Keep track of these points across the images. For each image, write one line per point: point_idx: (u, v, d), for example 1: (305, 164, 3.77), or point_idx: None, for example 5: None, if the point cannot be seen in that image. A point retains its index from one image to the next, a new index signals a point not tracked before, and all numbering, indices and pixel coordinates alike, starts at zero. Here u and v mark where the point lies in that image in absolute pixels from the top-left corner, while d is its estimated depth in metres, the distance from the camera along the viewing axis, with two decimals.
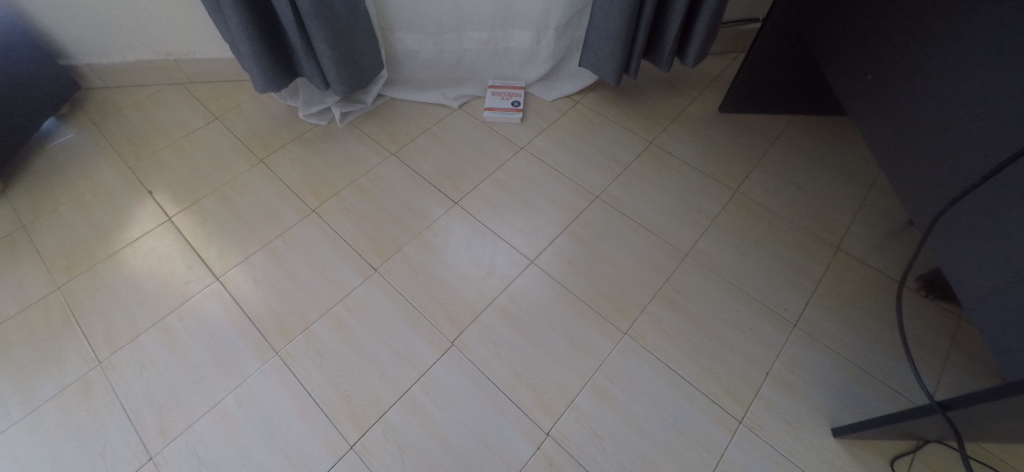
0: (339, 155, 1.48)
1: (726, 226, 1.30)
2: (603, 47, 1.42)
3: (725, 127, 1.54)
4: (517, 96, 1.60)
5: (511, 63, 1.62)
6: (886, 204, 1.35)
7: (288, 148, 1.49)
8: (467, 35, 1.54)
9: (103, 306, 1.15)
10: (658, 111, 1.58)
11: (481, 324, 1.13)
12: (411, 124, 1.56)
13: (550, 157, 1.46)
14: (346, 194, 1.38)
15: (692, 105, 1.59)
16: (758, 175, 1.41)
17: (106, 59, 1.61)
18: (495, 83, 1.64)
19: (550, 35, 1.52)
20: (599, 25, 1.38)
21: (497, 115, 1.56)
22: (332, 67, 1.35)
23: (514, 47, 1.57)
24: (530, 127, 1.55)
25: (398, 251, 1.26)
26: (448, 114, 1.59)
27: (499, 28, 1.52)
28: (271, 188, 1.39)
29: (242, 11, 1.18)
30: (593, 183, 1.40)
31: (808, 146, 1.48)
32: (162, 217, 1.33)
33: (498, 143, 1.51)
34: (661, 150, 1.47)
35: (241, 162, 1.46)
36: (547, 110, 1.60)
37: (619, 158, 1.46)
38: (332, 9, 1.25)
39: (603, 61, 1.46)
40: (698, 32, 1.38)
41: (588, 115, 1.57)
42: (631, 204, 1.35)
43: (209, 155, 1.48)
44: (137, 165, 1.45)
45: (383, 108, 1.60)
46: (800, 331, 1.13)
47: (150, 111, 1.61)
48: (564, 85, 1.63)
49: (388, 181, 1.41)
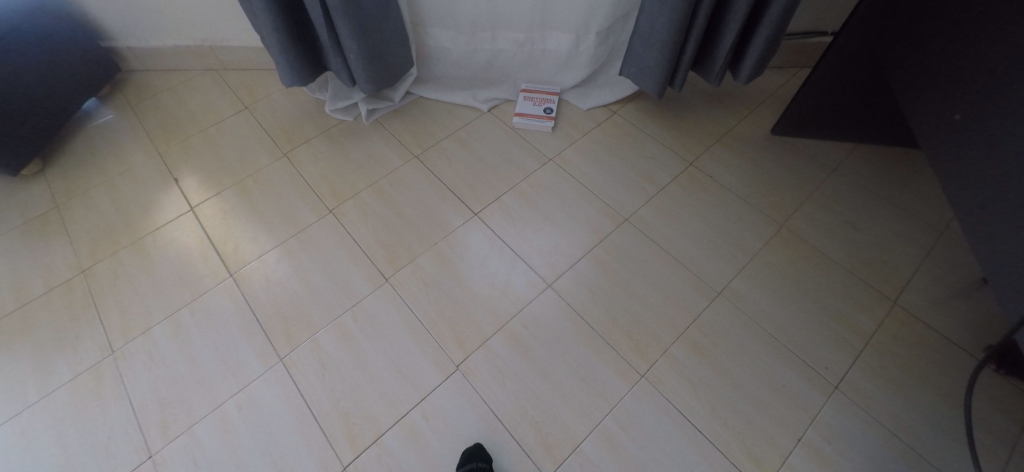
0: (362, 154, 1.44)
1: (767, 264, 1.20)
2: (647, 57, 1.31)
3: (775, 152, 1.42)
4: (551, 102, 1.51)
5: (547, 66, 1.53)
6: (957, 257, 1.22)
7: (313, 144, 1.48)
8: (502, 35, 1.46)
9: (121, 294, 1.16)
10: (701, 130, 1.47)
11: (489, 349, 1.07)
12: (438, 126, 1.50)
13: (580, 172, 1.37)
14: (365, 196, 1.35)
15: (739, 125, 1.47)
16: (808, 208, 1.30)
17: (146, 42, 1.63)
18: (528, 87, 1.56)
19: (590, 40, 1.43)
20: (644, 33, 1.27)
21: (527, 122, 1.48)
22: (359, 64, 1.30)
23: (551, 51, 1.48)
24: (561, 137, 1.46)
25: (411, 261, 1.22)
26: (476, 117, 1.52)
27: (536, 30, 1.44)
28: (293, 185, 1.38)
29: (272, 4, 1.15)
30: (623, 203, 1.30)
31: (870, 181, 1.36)
32: (185, 207, 1.33)
33: (526, 152, 1.43)
34: (700, 173, 1.37)
35: (266, 155, 1.45)
36: (581, 119, 1.50)
37: (653, 178, 1.35)
38: (360, 4, 1.20)
39: (646, 72, 1.35)
40: (756, 46, 1.25)
41: (625, 128, 1.47)
42: (663, 230, 1.25)
43: (237, 146, 1.48)
44: (166, 152, 1.46)
45: (411, 107, 1.56)
46: (840, 394, 1.03)
47: (183, 96, 1.63)
48: (602, 94, 1.53)
49: (409, 186, 1.36)
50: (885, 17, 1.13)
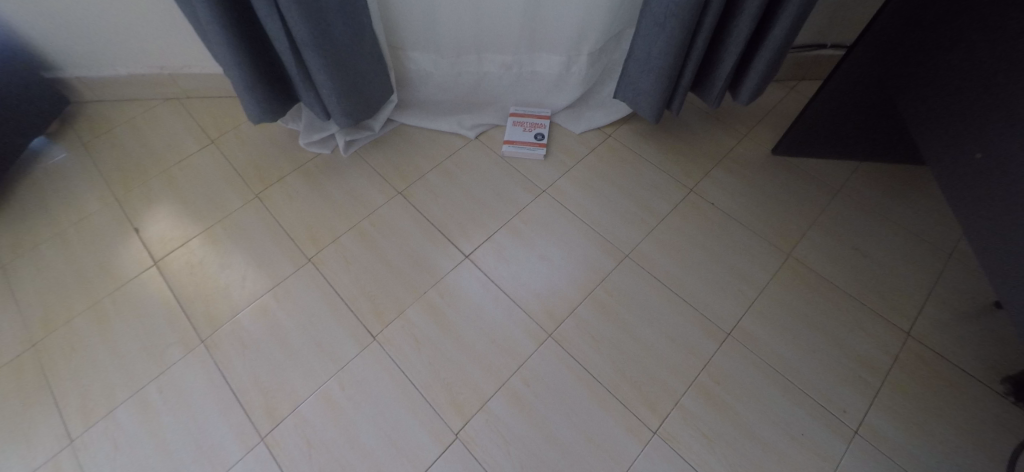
0: (341, 192, 1.34)
1: (776, 298, 1.13)
2: (644, 81, 1.23)
3: (777, 173, 1.36)
4: (541, 127, 1.43)
5: (537, 88, 1.43)
6: (969, 280, 1.17)
7: (286, 182, 1.36)
8: (488, 58, 1.36)
9: (79, 371, 1.05)
10: (699, 152, 1.40)
11: (489, 412, 1.00)
12: (422, 156, 1.40)
13: (576, 204, 1.29)
14: (346, 240, 1.26)
15: (739, 146, 1.41)
16: (815, 234, 1.24)
17: (97, 71, 1.46)
18: (517, 110, 1.47)
19: (582, 61, 1.35)
20: (640, 56, 1.18)
21: (518, 149, 1.39)
22: (333, 99, 1.19)
23: (541, 72, 1.39)
24: (554, 166, 1.37)
25: (399, 315, 1.13)
26: (463, 145, 1.42)
27: (525, 52, 1.35)
28: (266, 230, 1.28)
29: (231, 39, 1.04)
30: (623, 238, 1.23)
31: (873, 202, 1.31)
32: (148, 261, 1.23)
33: (517, 183, 1.34)
34: (702, 199, 1.30)
35: (235, 197, 1.34)
36: (574, 144, 1.42)
37: (654, 208, 1.28)
38: (332, 36, 1.09)
39: (643, 96, 1.26)
40: (757, 68, 1.19)
41: (621, 153, 1.40)
42: (666, 266, 1.18)
43: (202, 186, 1.36)
44: (124, 197, 1.34)
45: (392, 136, 1.45)
46: (862, 440, 0.96)
47: (142, 132, 1.47)
48: (595, 115, 1.45)
49: (394, 227, 1.27)
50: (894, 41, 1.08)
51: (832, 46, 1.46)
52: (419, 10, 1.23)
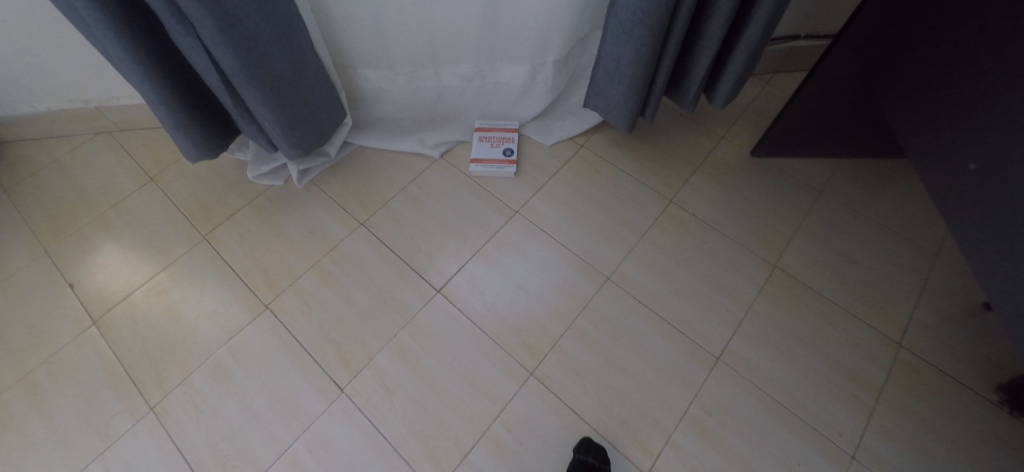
0: (297, 226, 1.23)
1: (765, 315, 1.08)
2: (613, 90, 1.14)
3: (758, 176, 1.30)
4: (510, 142, 1.34)
5: (502, 100, 1.34)
6: (956, 280, 1.14)
7: (237, 219, 1.25)
8: (446, 71, 1.27)
9: (14, 455, 0.96)
10: (677, 157, 1.32)
11: (470, 465, 0.93)
12: (384, 182, 1.30)
13: (551, 225, 1.21)
14: (307, 281, 1.16)
15: (717, 148, 1.34)
16: (800, 240, 1.19)
17: (12, 110, 1.31)
18: (483, 124, 1.37)
19: (547, 70, 1.26)
20: (609, 64, 1.10)
21: (486, 169, 1.30)
22: (278, 130, 1.09)
23: (504, 83, 1.30)
24: (526, 183, 1.29)
25: (369, 363, 1.05)
26: (427, 167, 1.32)
27: (486, 63, 1.25)
28: (217, 276, 1.17)
29: (150, 73, 0.92)
30: (603, 259, 1.16)
31: (858, 202, 1.26)
32: (86, 321, 1.12)
33: (488, 205, 1.26)
34: (682, 211, 1.23)
35: (181, 240, 1.22)
36: (546, 158, 1.33)
37: (634, 224, 1.21)
38: (269, 66, 0.98)
39: (613, 105, 1.18)
40: (732, 70, 1.11)
41: (595, 165, 1.32)
42: (650, 288, 1.12)
43: (143, 231, 1.24)
44: (55, 249, 1.21)
45: (351, 161, 1.34)
46: (859, 465, 0.93)
47: (71, 172, 1.34)
48: (566, 125, 1.36)
49: (358, 263, 1.18)
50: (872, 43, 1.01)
51: (806, 36, 1.39)
52: (364, 24, 1.12)
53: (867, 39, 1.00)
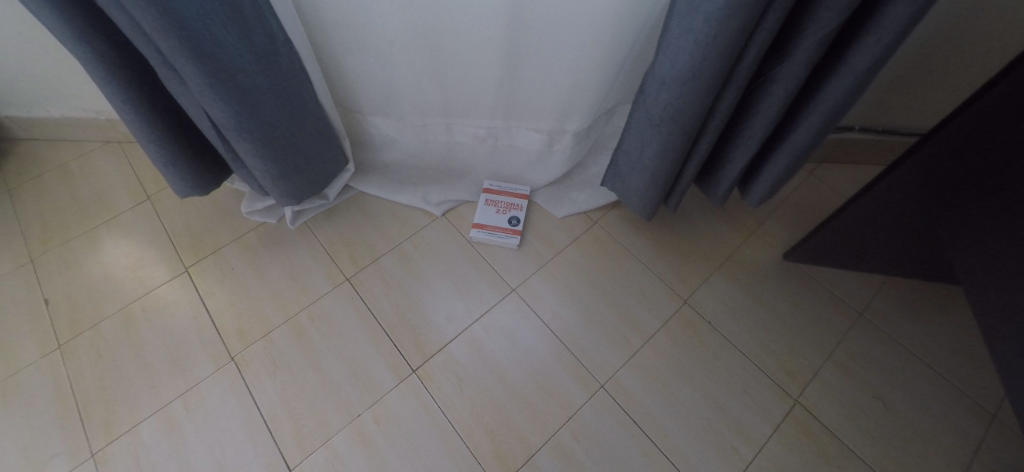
0: (279, 271, 1.16)
1: (777, 462, 0.93)
2: (634, 177, 1.03)
3: (788, 286, 1.14)
4: (518, 209, 1.23)
5: (515, 163, 1.26)
6: (1015, 452, 0.93)
7: (223, 254, 1.18)
8: (459, 128, 1.20)
9: None
10: (699, 251, 1.18)
11: None
12: (378, 235, 1.22)
13: (548, 311, 1.11)
14: (278, 336, 1.06)
15: (745, 246, 1.18)
16: (828, 372, 1.02)
17: (28, 112, 1.31)
18: (491, 185, 1.27)
19: (566, 140, 1.18)
20: (632, 151, 0.99)
21: (487, 236, 1.20)
22: (269, 179, 1.02)
23: (518, 147, 1.22)
24: (528, 259, 1.18)
25: (325, 444, 0.94)
26: (426, 224, 1.24)
27: (500, 125, 1.18)
28: (189, 314, 1.08)
29: (142, 112, 0.87)
30: (600, 363, 1.04)
31: (905, 336, 1.07)
32: (51, 344, 1.03)
33: (484, 278, 1.16)
34: (696, 315, 1.10)
35: (164, 268, 1.15)
36: (554, 231, 1.22)
37: (640, 324, 1.09)
38: (263, 117, 0.92)
39: (633, 192, 1.07)
40: (769, 175, 0.98)
41: (608, 246, 1.19)
42: (647, 406, 0.99)
43: (130, 252, 1.17)
44: (40, 258, 1.15)
45: (349, 207, 1.27)
46: None
47: (75, 180, 1.30)
48: (581, 197, 1.25)
49: (334, 323, 1.08)
50: (941, 178, 0.81)
51: (860, 128, 1.22)
52: (372, 76, 1.08)
53: (930, 169, 0.81)
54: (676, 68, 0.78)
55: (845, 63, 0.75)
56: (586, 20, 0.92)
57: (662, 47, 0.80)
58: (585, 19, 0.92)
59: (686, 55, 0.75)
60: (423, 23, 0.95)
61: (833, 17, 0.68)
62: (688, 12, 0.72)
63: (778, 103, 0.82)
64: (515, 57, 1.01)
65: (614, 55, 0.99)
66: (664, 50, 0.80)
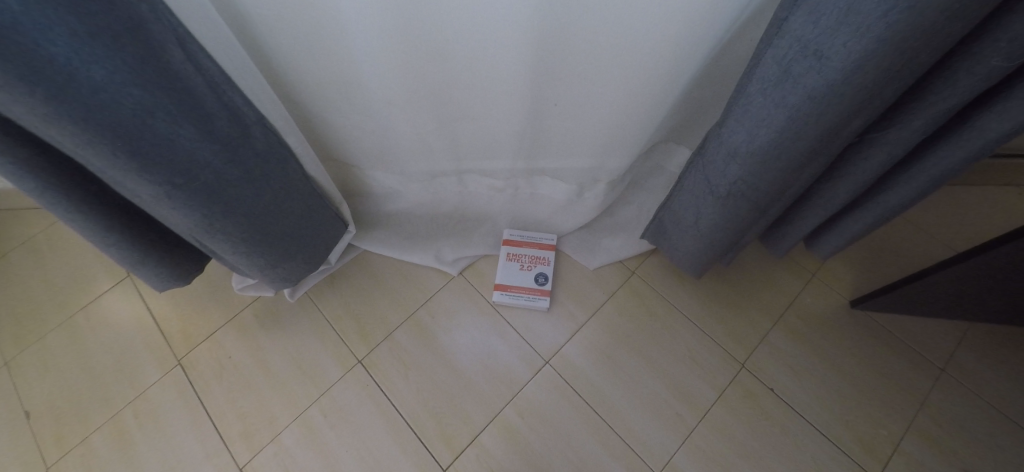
0: (284, 357, 1.03)
1: None
2: (686, 239, 0.88)
3: (857, 338, 1.02)
4: (544, 264, 1.09)
5: (538, 211, 1.11)
6: None
7: (217, 340, 1.06)
8: (472, 179, 1.04)
9: None
10: (754, 302, 1.05)
11: None
12: (389, 303, 1.08)
13: (588, 386, 0.98)
14: (289, 438, 0.95)
15: (805, 292, 1.06)
16: (911, 444, 0.90)
17: None
18: (512, 235, 1.11)
19: (599, 188, 1.02)
20: (686, 212, 0.84)
21: (513, 299, 1.06)
22: (259, 271, 0.87)
23: (543, 195, 1.07)
24: (561, 323, 1.05)
25: None
26: (442, 286, 1.10)
27: (521, 177, 1.02)
28: (188, 417, 0.97)
29: (98, 220, 0.72)
30: (653, 448, 0.92)
31: (997, 394, 0.94)
32: (38, 467, 0.93)
33: (513, 350, 1.02)
34: (757, 381, 0.97)
35: (154, 363, 1.03)
36: (587, 287, 1.08)
37: (693, 397, 0.96)
38: (245, 213, 0.76)
39: (682, 252, 0.93)
40: (845, 232, 0.83)
41: (650, 301, 1.06)
42: None
43: (114, 346, 1.05)
44: (15, 360, 1.03)
45: (354, 270, 1.12)
46: None
47: (44, 258, 1.16)
48: (616, 244, 1.11)
49: (351, 417, 0.97)
50: None
51: None
52: (367, 133, 0.90)
53: None
54: (755, 139, 0.62)
55: (974, 125, 0.59)
56: (629, 65, 0.75)
57: (733, 108, 0.64)
58: (628, 64, 0.74)
59: (770, 127, 0.59)
60: (426, 79, 0.77)
61: (977, 80, 0.52)
62: (777, 78, 0.56)
63: (876, 169, 0.66)
64: (540, 108, 0.84)
65: (662, 100, 0.82)
66: (736, 114, 0.64)
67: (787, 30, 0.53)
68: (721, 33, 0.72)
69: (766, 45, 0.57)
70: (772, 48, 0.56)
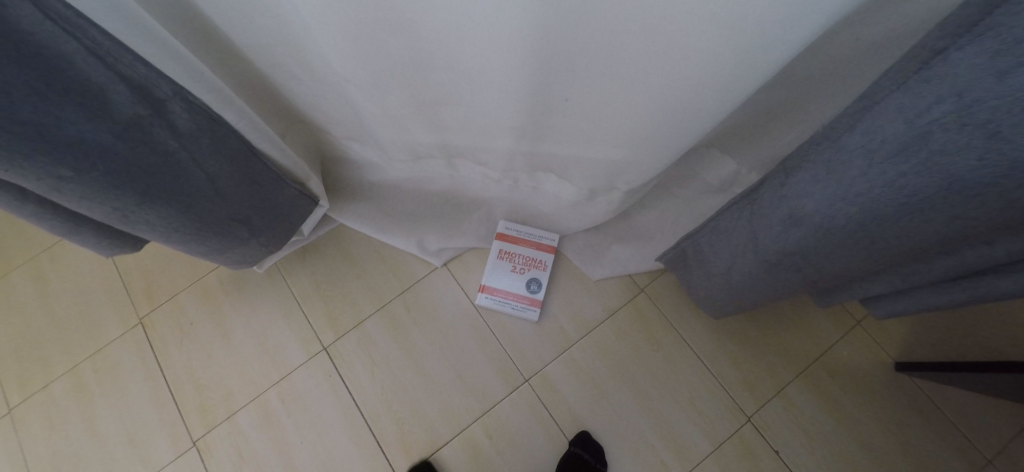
0: (246, 332, 0.96)
1: None
2: (709, 282, 0.71)
3: (894, 407, 0.86)
4: (539, 269, 0.95)
5: (541, 206, 0.92)
6: None
7: (179, 303, 0.99)
8: (463, 164, 0.86)
9: None
10: (778, 346, 0.90)
11: None
12: (364, 289, 0.98)
13: (567, 414, 0.88)
14: (244, 419, 0.90)
15: (843, 344, 0.90)
16: None
17: None
18: (507, 229, 0.96)
19: (615, 196, 0.81)
20: (718, 257, 0.66)
21: (498, 304, 0.94)
22: (210, 255, 0.75)
23: (547, 193, 0.88)
24: (549, 339, 0.92)
25: None
26: (423, 277, 0.98)
27: (521, 171, 0.84)
28: (145, 381, 0.93)
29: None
30: None
31: None
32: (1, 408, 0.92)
33: (490, 360, 0.92)
34: (762, 439, 0.85)
35: (115, 318, 0.98)
36: (585, 300, 0.94)
37: (684, 444, 0.85)
38: (178, 200, 0.62)
39: (703, 292, 0.76)
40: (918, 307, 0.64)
41: (655, 329, 0.92)
42: None
43: (76, 294, 1.00)
44: None
45: (329, 246, 1.01)
46: None
47: None
48: (625, 255, 0.94)
49: (310, 408, 0.90)
50: None
51: None
52: (333, 103, 0.73)
53: None
54: (835, 213, 0.43)
55: None
56: (667, 71, 0.52)
57: (813, 159, 0.44)
58: (666, 69, 0.51)
59: (865, 205, 0.40)
60: (393, 55, 0.58)
61: None
62: (894, 142, 0.35)
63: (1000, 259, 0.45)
64: (543, 99, 0.63)
65: (708, 121, 0.59)
66: (816, 169, 0.44)
67: (934, 74, 0.32)
68: (818, 40, 0.48)
69: (892, 86, 0.36)
70: (899, 93, 0.35)
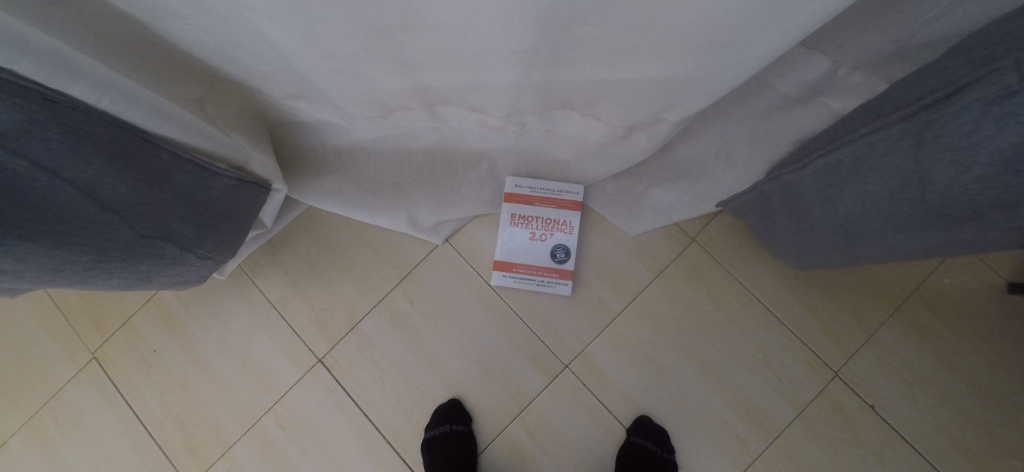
0: (223, 353, 0.80)
1: None
2: (807, 236, 0.52)
3: (1009, 339, 0.71)
4: (563, 232, 0.77)
5: (557, 152, 0.71)
6: None
7: (135, 330, 0.81)
8: (450, 111, 0.63)
9: None
10: (865, 286, 0.74)
11: None
12: (354, 284, 0.80)
13: (619, 397, 0.74)
14: (243, 453, 0.77)
15: (944, 273, 0.73)
16: None
17: None
18: (518, 187, 0.76)
19: (662, 129, 0.60)
20: (831, 205, 0.46)
21: (520, 281, 0.77)
22: (137, 284, 0.57)
23: (565, 134, 0.66)
24: (587, 314, 0.76)
25: None
26: (425, 259, 0.81)
27: (530, 111, 0.61)
28: (117, 425, 0.79)
29: None
30: None
31: None
32: None
33: (520, 348, 0.76)
34: (854, 395, 0.72)
35: (62, 357, 0.81)
36: (624, 262, 0.77)
37: (761, 414, 0.72)
38: (45, 233, 0.42)
39: (791, 244, 0.58)
40: None
41: (713, 285, 0.76)
42: None
43: (8, 334, 0.82)
44: None
45: (302, 236, 0.82)
46: None
47: None
48: (669, 202, 0.74)
49: (317, 430, 0.76)
50: None
51: None
52: (252, 51, 0.50)
53: None
54: None
55: None
56: None
57: None
58: None
59: None
60: None
61: None
62: None
63: None
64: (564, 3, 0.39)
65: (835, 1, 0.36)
66: None
67: None
68: None
69: None
70: None
